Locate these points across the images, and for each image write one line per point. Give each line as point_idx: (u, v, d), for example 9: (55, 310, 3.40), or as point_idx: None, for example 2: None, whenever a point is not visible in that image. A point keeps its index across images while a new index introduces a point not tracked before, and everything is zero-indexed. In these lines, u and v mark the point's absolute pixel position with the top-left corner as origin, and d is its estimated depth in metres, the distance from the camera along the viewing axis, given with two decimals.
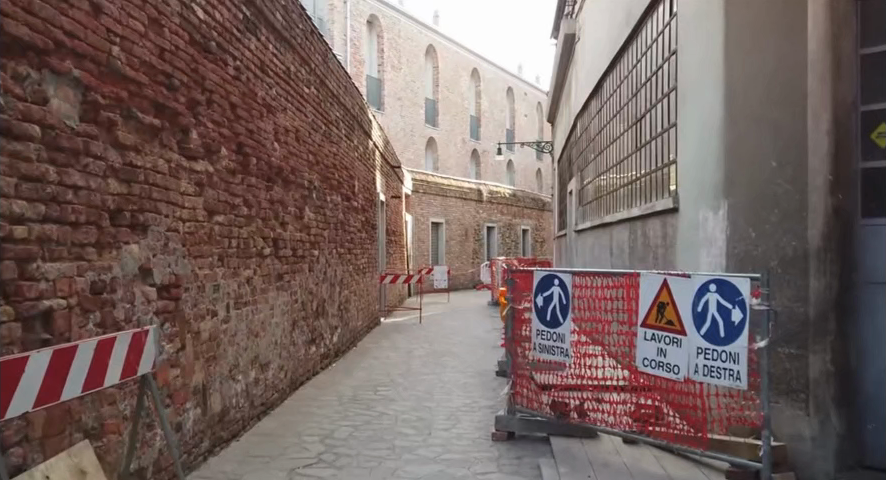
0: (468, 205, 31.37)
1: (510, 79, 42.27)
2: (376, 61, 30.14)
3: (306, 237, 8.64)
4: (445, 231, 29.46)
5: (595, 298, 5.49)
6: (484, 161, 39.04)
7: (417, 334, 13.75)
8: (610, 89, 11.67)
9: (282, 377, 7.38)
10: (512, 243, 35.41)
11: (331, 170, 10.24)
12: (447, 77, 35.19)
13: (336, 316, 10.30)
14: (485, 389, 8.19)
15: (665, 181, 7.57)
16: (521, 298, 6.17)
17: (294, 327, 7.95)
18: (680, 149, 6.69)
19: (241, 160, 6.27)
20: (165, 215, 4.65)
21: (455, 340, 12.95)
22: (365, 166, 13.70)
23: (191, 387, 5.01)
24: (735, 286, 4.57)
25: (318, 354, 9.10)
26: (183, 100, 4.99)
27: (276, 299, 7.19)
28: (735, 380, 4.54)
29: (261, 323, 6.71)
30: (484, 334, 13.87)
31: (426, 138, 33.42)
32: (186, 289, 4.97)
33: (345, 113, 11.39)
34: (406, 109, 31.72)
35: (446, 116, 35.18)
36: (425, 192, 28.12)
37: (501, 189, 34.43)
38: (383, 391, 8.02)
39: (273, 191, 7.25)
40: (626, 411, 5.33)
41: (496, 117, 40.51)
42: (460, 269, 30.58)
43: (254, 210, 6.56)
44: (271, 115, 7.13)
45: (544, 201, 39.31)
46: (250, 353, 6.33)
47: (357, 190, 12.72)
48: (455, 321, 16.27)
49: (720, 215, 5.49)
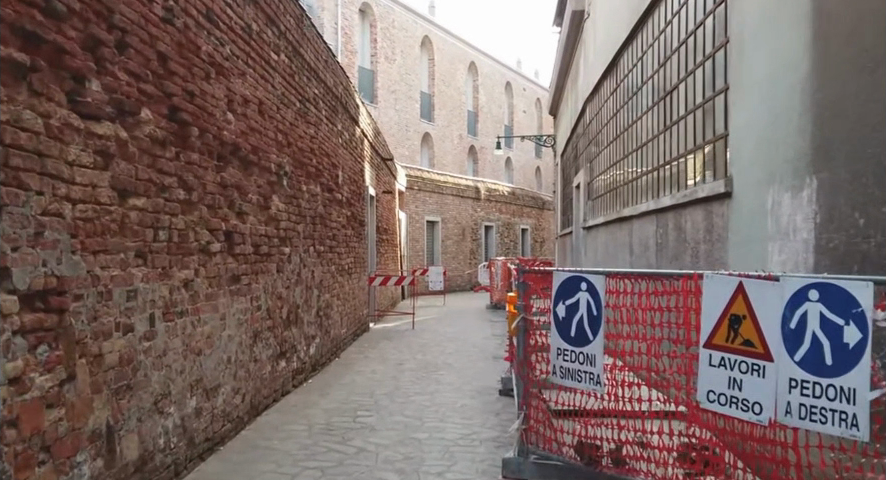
0: (465, 203, 29.98)
1: (509, 74, 40.90)
2: (369, 51, 28.75)
3: (273, 231, 7.24)
4: (441, 230, 28.07)
5: (637, 309, 4.11)
6: (482, 158, 37.66)
7: (409, 342, 12.35)
8: (626, 66, 10.27)
9: (237, 403, 5.99)
10: (510, 243, 34.03)
11: (308, 156, 8.85)
12: (443, 70, 33.80)
13: (313, 323, 8.91)
14: (487, 414, 6.81)
15: (706, 162, 6.20)
16: (534, 307, 4.77)
17: (255, 340, 6.55)
18: (733, 119, 5.32)
19: (176, 129, 4.89)
20: (36, 192, 3.26)
21: (451, 349, 11.56)
22: (351, 154, 12.31)
23: (86, 432, 3.64)
24: (848, 292, 3.18)
25: (289, 370, 7.70)
26: (74, 35, 3.61)
27: (228, 307, 5.81)
28: (849, 428, 3.14)
29: (206, 338, 5.33)
30: (483, 342, 12.48)
31: (421, 133, 32.03)
32: (78, 297, 3.59)
33: (325, 91, 10.00)
34: (401, 102, 30.33)
35: (442, 110, 33.78)
36: (420, 189, 26.73)
37: (499, 187, 33.06)
38: (364, 418, 6.63)
39: (226, 173, 5.87)
40: (681, 461, 3.97)
41: (493, 112, 39.13)
42: (456, 270, 29.19)
43: (195, 194, 5.17)
44: (222, 78, 5.72)
45: (544, 200, 37.94)
46: (187, 377, 4.94)
47: (341, 181, 11.33)
48: (451, 327, 14.86)
49: (803, 196, 4.14)
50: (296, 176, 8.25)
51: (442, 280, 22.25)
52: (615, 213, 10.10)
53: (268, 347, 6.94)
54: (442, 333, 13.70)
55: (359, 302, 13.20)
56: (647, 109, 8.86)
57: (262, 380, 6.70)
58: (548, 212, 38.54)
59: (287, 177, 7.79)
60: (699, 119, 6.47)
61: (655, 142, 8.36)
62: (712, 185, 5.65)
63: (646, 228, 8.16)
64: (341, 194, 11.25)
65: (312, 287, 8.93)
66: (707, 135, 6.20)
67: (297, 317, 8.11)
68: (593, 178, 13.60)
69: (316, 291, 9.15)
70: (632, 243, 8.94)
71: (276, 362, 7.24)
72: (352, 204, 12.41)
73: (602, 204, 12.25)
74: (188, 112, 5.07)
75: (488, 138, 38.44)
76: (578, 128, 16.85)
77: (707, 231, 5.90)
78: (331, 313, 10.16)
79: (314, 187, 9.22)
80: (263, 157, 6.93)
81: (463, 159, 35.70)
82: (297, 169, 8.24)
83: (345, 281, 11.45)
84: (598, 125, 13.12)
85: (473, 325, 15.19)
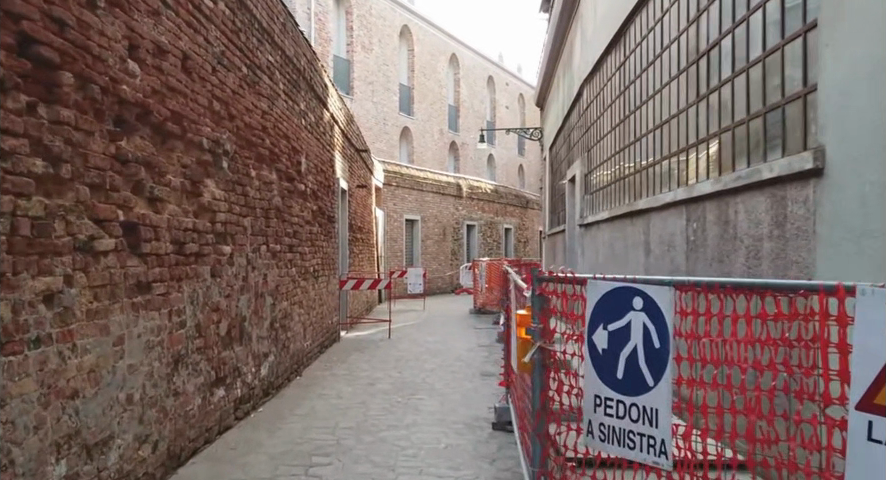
0: (447, 200, 28.46)
1: (491, 68, 39.44)
2: (345, 40, 27.15)
3: (206, 225, 5.67)
4: (420, 229, 26.54)
5: (732, 340, 2.59)
6: (463, 154, 36.18)
7: (384, 355, 10.81)
8: (638, 34, 8.81)
9: (143, 455, 4.43)
10: (493, 243, 32.57)
11: (260, 135, 7.28)
12: (424, 62, 32.26)
13: (266, 338, 7.34)
14: (479, 461, 5.29)
15: (766, 134, 4.75)
16: (557, 331, 3.27)
17: (176, 366, 5.00)
18: (825, 67, 3.86)
19: (31, 71, 3.34)
20: None
21: (432, 364, 10.04)
22: (318, 140, 10.75)
23: None
24: None
25: (230, 399, 6.14)
26: None
27: (128, 326, 4.25)
28: None
29: (88, 372, 3.77)
30: (469, 354, 10.97)
31: (400, 127, 30.47)
32: None
33: (284, 61, 8.45)
34: (378, 94, 28.75)
35: (422, 104, 32.24)
36: (398, 185, 25.17)
37: (481, 184, 31.59)
38: (320, 467, 5.10)
39: (127, 144, 4.32)
40: None
41: (475, 107, 37.66)
42: (437, 271, 27.66)
43: (68, 169, 3.62)
44: (119, 12, 4.17)
45: (528, 198, 36.50)
46: (47, 435, 3.38)
47: (305, 170, 9.75)
48: (432, 335, 13.34)
49: None
50: (242, 157, 6.68)
51: (422, 282, 20.71)
52: (625, 207, 8.63)
53: (197, 373, 5.38)
54: (421, 343, 12.17)
55: (329, 310, 11.66)
56: (666, 81, 7.37)
57: (186, 418, 5.13)
58: (533, 211, 37.13)
59: (228, 158, 6.22)
60: (754, 79, 4.99)
61: (680, 118, 6.87)
62: (787, 161, 4.19)
63: (672, 223, 6.68)
64: (304, 184, 9.68)
65: (264, 293, 7.34)
66: (769, 97, 4.73)
67: (242, 332, 6.53)
68: (590, 169, 12.12)
69: (270, 298, 7.56)
70: (649, 241, 7.46)
71: (210, 392, 5.67)
72: (319, 196, 10.85)
73: (604, 198, 10.78)
74: (56, 49, 3.53)
75: (470, 134, 36.96)
76: (572, 116, 15.37)
77: (775, 224, 4.43)
78: (291, 322, 8.60)
79: (268, 174, 7.63)
80: (191, 128, 5.36)
81: (444, 155, 34.18)
82: (242, 148, 6.67)
83: (309, 286, 9.88)
84: (598, 110, 11.63)
85: (456, 333, 13.67)
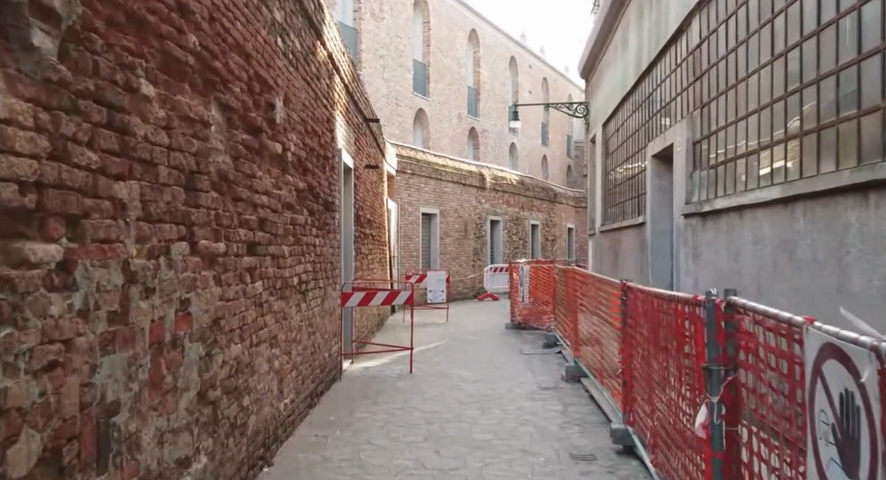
0: (468, 192, 24.79)
1: (512, 48, 35.70)
2: (351, 4, 23.51)
3: None
4: (439, 225, 22.89)
5: None
6: (483, 142, 32.55)
7: (406, 410, 7.14)
8: None
9: None
10: (519, 241, 28.93)
11: (172, 18, 3.58)
12: (440, 37, 28.58)
13: (186, 429, 3.66)
14: None
15: None
16: None
17: None
18: None
19: None
20: None
21: (484, 431, 6.37)
22: (307, 84, 7.11)
23: None
24: None
25: None
26: None
27: None
28: None
29: None
30: (535, 409, 7.27)
31: (414, 109, 26.84)
32: None
33: None
34: (389, 70, 25.11)
35: (438, 84, 28.56)
36: (414, 173, 21.51)
37: (506, 175, 27.93)
38: None
39: None
40: None
41: (496, 90, 33.99)
42: (457, 274, 24.01)
43: None
44: None
45: (555, 191, 32.75)
46: None
47: (283, 122, 6.03)
48: (469, 368, 9.67)
49: None
50: (114, 45, 2.99)
51: (444, 289, 17.05)
52: (835, 177, 4.89)
53: None
54: (457, 386, 8.49)
55: (326, 339, 7.98)
56: None
57: None
58: (560, 205, 33.39)
59: (57, 27, 2.55)
60: None
61: None
62: None
63: None
64: (282, 143, 5.99)
65: (180, 338, 3.61)
66: None
67: (104, 442, 2.84)
68: (700, 136, 8.39)
69: (197, 346, 3.83)
70: None
71: None
72: (308, 171, 7.16)
73: (739, 174, 7.07)
74: None
75: (490, 119, 33.29)
76: (651, 75, 11.62)
77: None
78: (252, 379, 4.91)
79: (197, 104, 3.94)
80: None
81: (462, 142, 30.50)
82: (114, 26, 2.98)
83: (288, 308, 6.14)
84: (713, 48, 7.90)
85: (501, 365, 9.99)
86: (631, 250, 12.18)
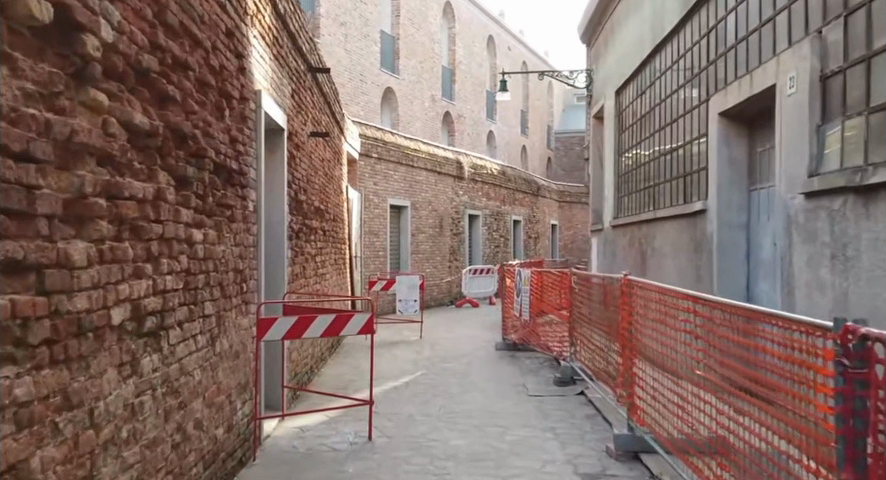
0: (444, 182, 21.52)
1: (491, 26, 32.49)
2: None
3: None
4: (410, 219, 19.59)
5: None
6: (458, 129, 29.29)
7: None
8: None
9: None
10: (500, 239, 25.73)
11: None
12: (412, 7, 25.27)
13: None
14: None
15: None
16: None
17: None
18: None
19: None
20: None
21: None
22: None
23: None
24: None
25: None
26: None
27: None
28: None
29: None
30: None
31: (381, 87, 23.50)
32: None
33: None
34: (352, 40, 21.74)
35: (409, 60, 25.24)
36: (381, 157, 18.18)
37: (487, 163, 24.69)
38: None
39: None
40: None
41: (472, 72, 30.72)
42: (432, 276, 20.72)
43: None
44: None
45: (538, 183, 29.59)
46: None
47: None
48: (459, 430, 6.37)
49: None
50: None
51: (417, 300, 13.61)
52: None
53: None
54: (442, 474, 5.18)
55: (215, 407, 4.57)
56: None
57: None
58: (544, 200, 30.26)
59: None
60: None
61: None
62: None
63: None
64: (56, 0, 2.59)
65: None
66: None
67: None
68: (837, 64, 5.16)
69: None
70: None
71: None
72: (165, 99, 3.75)
73: None
74: None
75: (466, 104, 30.04)
76: (706, 7, 8.38)
77: None
78: None
79: None
80: None
81: (435, 128, 27.21)
82: None
83: (80, 378, 2.74)
84: None
85: (507, 422, 6.70)
86: (672, 249, 8.92)
